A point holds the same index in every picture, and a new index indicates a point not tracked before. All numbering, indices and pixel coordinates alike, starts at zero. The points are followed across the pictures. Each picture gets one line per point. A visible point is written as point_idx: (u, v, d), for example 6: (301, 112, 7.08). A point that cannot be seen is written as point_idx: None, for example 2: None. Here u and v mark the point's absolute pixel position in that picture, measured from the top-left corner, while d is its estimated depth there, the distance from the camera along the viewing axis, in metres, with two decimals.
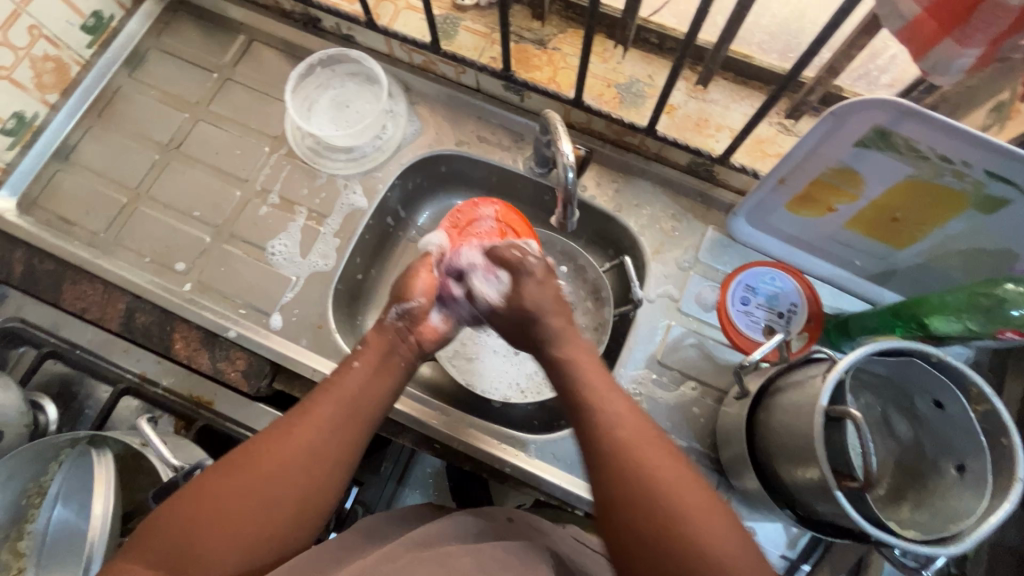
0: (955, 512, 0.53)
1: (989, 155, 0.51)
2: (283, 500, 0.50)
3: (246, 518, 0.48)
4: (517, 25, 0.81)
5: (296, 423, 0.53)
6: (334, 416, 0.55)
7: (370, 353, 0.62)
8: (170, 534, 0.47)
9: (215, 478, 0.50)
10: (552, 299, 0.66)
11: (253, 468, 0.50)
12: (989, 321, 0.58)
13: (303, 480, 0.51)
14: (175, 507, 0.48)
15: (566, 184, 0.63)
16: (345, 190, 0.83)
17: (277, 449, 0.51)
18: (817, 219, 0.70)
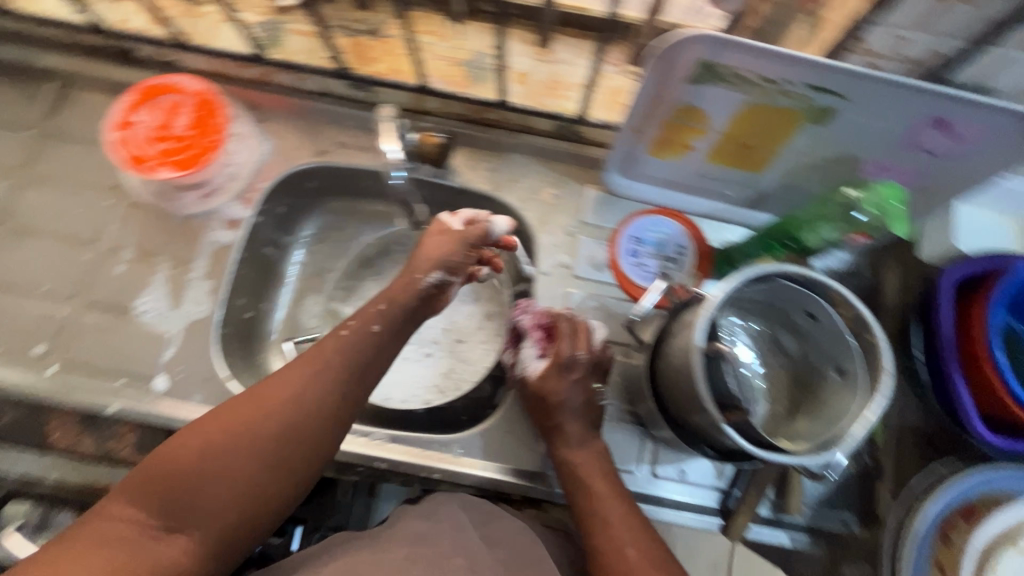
0: (840, 413, 0.55)
1: (806, 68, 0.53)
2: (260, 466, 0.51)
3: (245, 459, 0.50)
4: (346, 18, 0.76)
5: (300, 366, 0.56)
6: (340, 368, 0.56)
7: (389, 316, 0.63)
8: (147, 490, 0.48)
9: (209, 427, 0.51)
10: (580, 402, 0.67)
11: (254, 418, 0.52)
12: (843, 228, 0.60)
13: (309, 416, 0.53)
14: (163, 460, 0.49)
15: None
16: (206, 228, 0.77)
17: (288, 395, 0.53)
18: (680, 160, 0.70)
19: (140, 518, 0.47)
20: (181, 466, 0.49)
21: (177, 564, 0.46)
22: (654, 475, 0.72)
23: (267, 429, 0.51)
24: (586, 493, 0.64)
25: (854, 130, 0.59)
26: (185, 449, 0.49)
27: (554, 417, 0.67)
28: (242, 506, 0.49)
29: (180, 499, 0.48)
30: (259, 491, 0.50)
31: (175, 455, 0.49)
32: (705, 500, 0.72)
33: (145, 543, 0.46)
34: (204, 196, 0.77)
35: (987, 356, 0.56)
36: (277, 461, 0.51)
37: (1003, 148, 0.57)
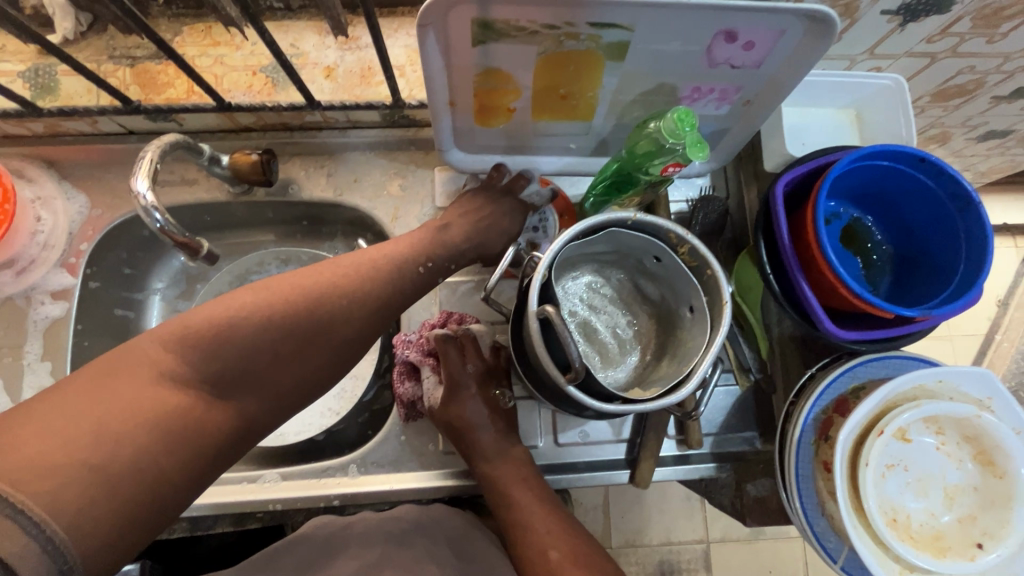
0: (695, 348, 0.55)
1: (578, 7, 0.50)
2: (338, 340, 0.52)
3: (346, 331, 0.52)
4: (124, 46, 0.69)
5: (347, 273, 0.54)
6: (385, 267, 0.56)
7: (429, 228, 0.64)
8: (223, 347, 0.47)
9: (276, 301, 0.49)
10: (484, 418, 0.65)
11: (331, 295, 0.52)
12: (653, 163, 0.58)
13: (376, 302, 0.54)
14: (221, 311, 0.48)
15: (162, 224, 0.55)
16: (31, 307, 0.70)
17: (370, 277, 0.55)
18: (510, 123, 0.67)
19: (167, 378, 0.44)
20: (235, 346, 0.47)
21: (202, 453, 0.45)
22: (558, 443, 0.72)
23: (351, 317, 0.52)
24: (508, 502, 0.62)
25: (654, 59, 0.57)
26: (227, 316, 0.47)
27: (464, 438, 0.65)
28: (219, 415, 0.46)
29: (230, 363, 0.47)
30: (246, 412, 0.48)
31: (221, 320, 0.47)
32: (613, 456, 0.72)
33: (189, 416, 0.44)
34: (18, 273, 0.70)
35: (822, 257, 0.56)
36: (317, 363, 0.51)
37: (800, 47, 0.55)
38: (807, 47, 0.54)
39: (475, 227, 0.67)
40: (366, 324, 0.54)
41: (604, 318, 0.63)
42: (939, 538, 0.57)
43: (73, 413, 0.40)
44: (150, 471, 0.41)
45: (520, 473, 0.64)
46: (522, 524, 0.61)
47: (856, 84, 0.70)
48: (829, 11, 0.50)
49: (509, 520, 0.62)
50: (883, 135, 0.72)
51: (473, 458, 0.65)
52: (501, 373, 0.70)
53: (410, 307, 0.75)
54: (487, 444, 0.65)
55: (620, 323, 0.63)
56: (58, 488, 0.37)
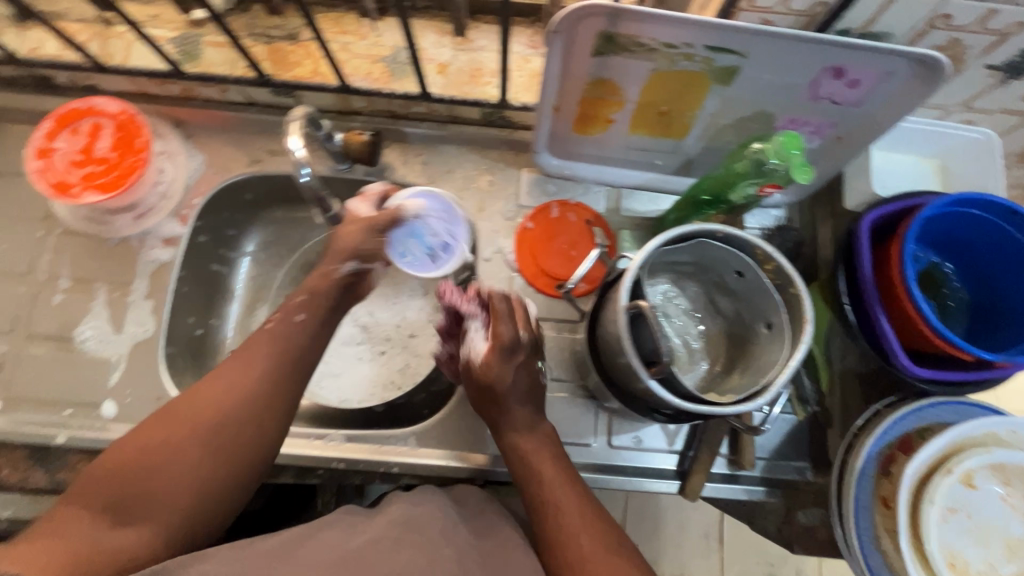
0: (769, 364, 0.56)
1: (701, 29, 0.54)
2: (206, 461, 0.52)
3: (258, 437, 0.55)
4: (263, 25, 0.76)
5: (229, 380, 0.56)
6: (269, 367, 0.58)
7: (305, 304, 0.64)
8: (110, 485, 0.50)
9: (152, 431, 0.52)
10: (524, 386, 0.63)
11: (193, 413, 0.54)
12: (753, 182, 0.61)
13: (248, 399, 0.56)
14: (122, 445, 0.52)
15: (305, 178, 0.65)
16: (143, 249, 0.76)
17: (231, 381, 0.56)
18: (605, 133, 0.71)
19: (98, 521, 0.48)
20: (167, 454, 0.51)
21: (144, 558, 0.48)
22: (611, 446, 0.73)
23: (230, 408, 0.55)
24: (536, 485, 0.59)
25: (759, 87, 0.61)
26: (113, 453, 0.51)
27: (500, 403, 0.62)
28: (211, 463, 0.52)
29: (129, 490, 0.50)
30: (250, 442, 0.55)
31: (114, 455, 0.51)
32: (662, 465, 0.73)
33: (97, 551, 0.46)
34: (137, 216, 0.76)
35: (904, 293, 0.58)
36: (260, 420, 0.56)
37: (902, 91, 0.58)
38: (910, 90, 0.57)
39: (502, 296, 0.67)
40: (265, 401, 0.56)
41: (676, 326, 0.66)
42: None
43: (42, 552, 0.44)
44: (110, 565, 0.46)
45: (547, 455, 0.61)
46: (547, 508, 0.58)
47: (946, 135, 0.72)
48: (940, 56, 0.53)
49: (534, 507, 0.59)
50: (967, 187, 0.73)
51: (501, 425, 0.63)
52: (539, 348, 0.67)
53: None
54: (518, 424, 0.63)
55: (691, 333, 0.66)
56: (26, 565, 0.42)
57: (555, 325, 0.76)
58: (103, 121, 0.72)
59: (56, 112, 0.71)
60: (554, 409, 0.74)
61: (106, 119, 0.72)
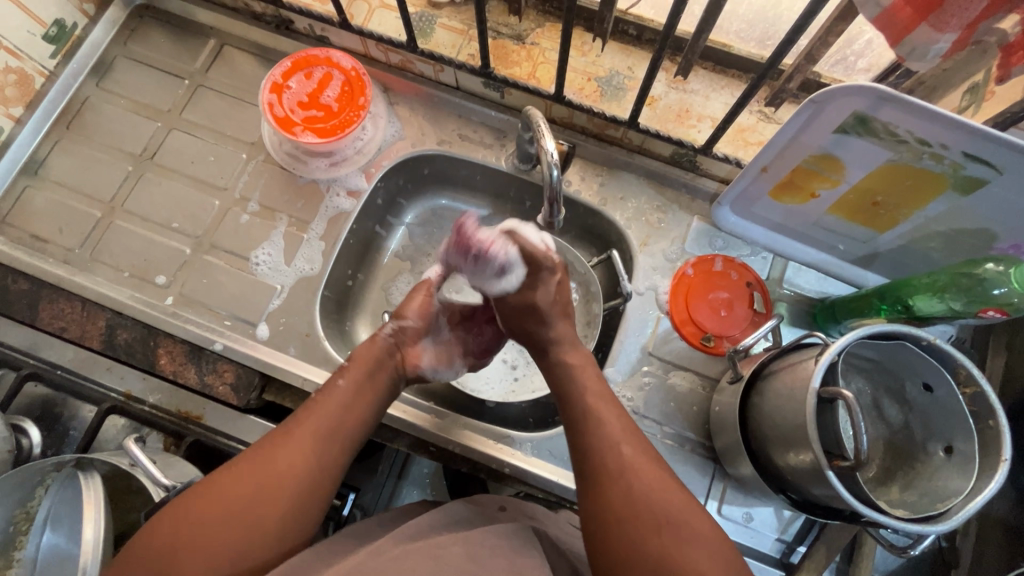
0: (944, 491, 0.54)
1: (966, 136, 0.52)
2: (227, 537, 0.50)
3: (231, 533, 0.50)
4: (494, 20, 0.80)
5: (278, 453, 0.56)
6: (314, 438, 0.58)
7: (353, 372, 0.65)
8: (152, 551, 0.49)
9: (207, 500, 0.52)
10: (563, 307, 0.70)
11: (251, 481, 0.54)
12: (971, 301, 0.58)
13: (302, 470, 0.56)
14: (169, 518, 0.51)
15: (551, 180, 0.63)
16: (328, 195, 0.81)
17: (291, 456, 0.56)
18: (801, 205, 0.70)
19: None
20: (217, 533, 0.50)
21: None
22: (720, 514, 0.71)
23: (292, 478, 0.55)
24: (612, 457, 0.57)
25: (999, 205, 0.58)
26: (181, 510, 0.51)
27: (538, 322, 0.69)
28: (251, 540, 0.51)
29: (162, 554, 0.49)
30: (281, 523, 0.53)
31: (180, 516, 0.51)
32: (767, 550, 0.71)
33: None
34: (331, 164, 0.81)
35: None
36: (304, 496, 0.55)
37: None
38: None
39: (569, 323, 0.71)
40: (314, 479, 0.56)
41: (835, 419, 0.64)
42: None
43: None
44: None
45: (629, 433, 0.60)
46: (617, 481, 0.55)
47: None
48: None
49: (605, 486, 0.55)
50: None
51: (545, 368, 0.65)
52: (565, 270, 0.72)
53: (626, 334, 0.77)
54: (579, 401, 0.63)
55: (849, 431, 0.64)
56: None
57: (692, 378, 0.76)
58: (333, 75, 0.78)
59: (297, 54, 0.78)
60: (670, 458, 0.73)
61: (336, 72, 0.78)
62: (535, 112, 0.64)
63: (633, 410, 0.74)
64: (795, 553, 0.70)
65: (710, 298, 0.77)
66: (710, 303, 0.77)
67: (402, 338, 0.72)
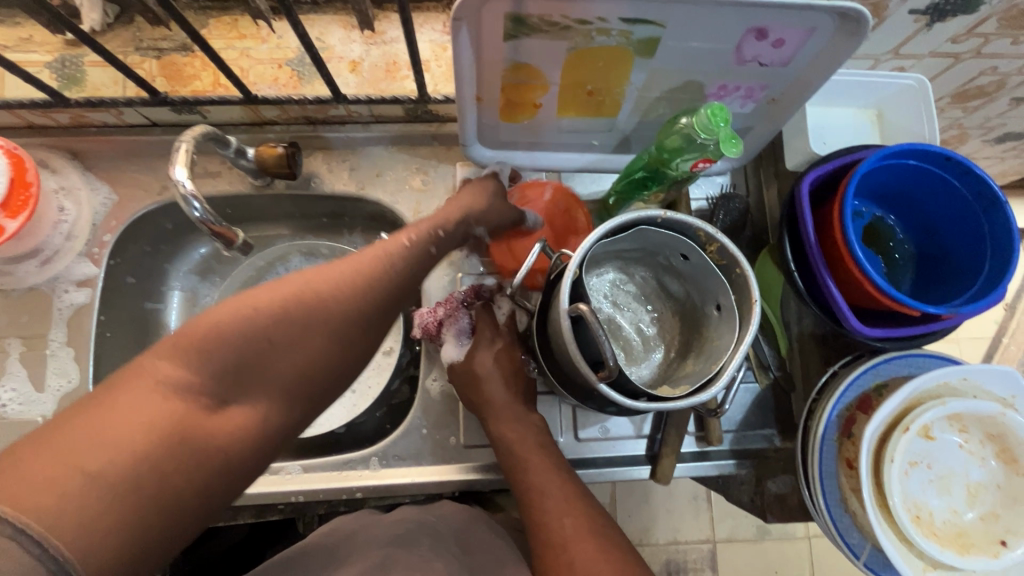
0: (720, 348, 0.55)
1: (610, 3, 0.50)
2: (294, 364, 0.44)
3: (309, 365, 0.45)
4: (150, 38, 0.70)
5: (351, 263, 0.49)
6: (373, 275, 0.49)
7: (353, 254, 0.50)
8: (239, 339, 0.42)
9: (280, 290, 0.45)
10: (506, 373, 0.66)
11: (268, 329, 0.43)
12: (687, 158, 0.59)
13: (337, 339, 0.46)
14: (235, 306, 0.43)
15: (204, 217, 0.58)
16: (55, 295, 0.70)
17: (376, 276, 0.49)
18: (535, 119, 0.68)
19: (175, 392, 0.40)
20: (252, 319, 0.43)
21: (226, 444, 0.41)
22: (578, 439, 0.72)
23: (353, 307, 0.47)
24: (556, 541, 0.56)
25: (683, 56, 0.57)
26: (221, 311, 0.43)
27: (482, 392, 0.65)
28: (294, 360, 0.44)
29: (232, 363, 0.42)
30: (322, 360, 0.46)
31: (213, 317, 0.42)
32: (633, 452, 0.72)
33: (190, 426, 0.39)
34: (43, 262, 0.70)
35: (849, 255, 0.57)
36: (355, 336, 0.48)
37: (828, 48, 0.56)
38: (837, 45, 0.55)
39: (516, 384, 0.66)
40: (384, 295, 0.49)
41: (627, 315, 0.64)
42: (962, 535, 0.58)
43: (79, 445, 0.35)
44: (178, 476, 0.38)
45: (576, 502, 0.58)
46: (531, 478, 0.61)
47: (881, 83, 0.70)
48: (863, 11, 0.49)
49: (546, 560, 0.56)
50: (904, 135, 0.72)
51: (490, 418, 0.65)
52: (523, 342, 0.70)
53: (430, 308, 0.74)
54: (541, 469, 0.61)
55: (644, 320, 0.65)
56: (95, 476, 0.35)
57: None
58: None
59: None
60: None
61: None
62: (190, 128, 0.59)
63: None
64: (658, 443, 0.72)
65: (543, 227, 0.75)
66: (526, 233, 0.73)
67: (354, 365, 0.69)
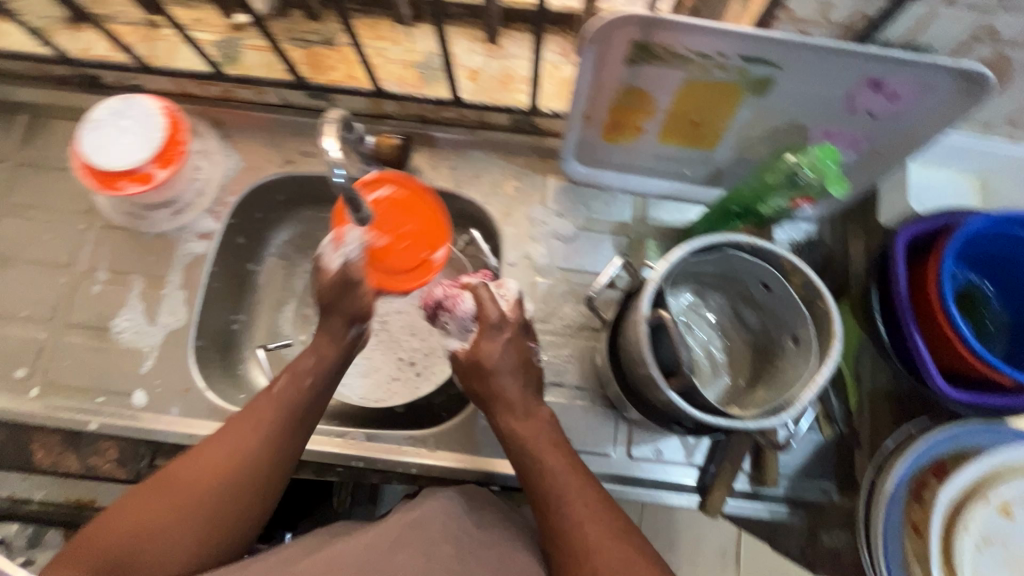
0: (793, 379, 0.55)
1: (735, 40, 0.54)
2: (189, 523, 0.52)
3: (194, 535, 0.52)
4: (301, 29, 0.79)
5: (233, 437, 0.57)
6: (264, 435, 0.57)
7: (243, 425, 0.58)
8: (121, 535, 0.50)
9: (151, 495, 0.53)
10: (514, 364, 0.63)
11: (198, 494, 0.54)
12: (787, 194, 0.60)
13: (209, 516, 0.53)
14: (119, 514, 0.52)
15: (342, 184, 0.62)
16: (180, 242, 0.79)
17: (241, 458, 0.56)
18: (635, 142, 0.71)
19: (87, 556, 0.49)
20: (121, 530, 0.51)
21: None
22: (630, 456, 0.72)
23: (245, 469, 0.55)
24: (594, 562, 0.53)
25: (795, 99, 0.60)
26: (91, 540, 0.50)
27: (489, 382, 0.63)
28: (174, 537, 0.52)
29: (111, 561, 0.49)
30: (212, 516, 0.53)
31: (90, 540, 0.50)
32: (682, 479, 0.72)
33: (130, 561, 0.49)
34: (174, 213, 0.78)
35: (944, 315, 0.57)
36: (240, 496, 0.55)
37: (943, 107, 0.57)
38: (952, 104, 0.56)
39: (524, 377, 0.64)
40: (259, 461, 0.56)
41: (697, 337, 0.65)
42: None
43: None
44: None
45: (598, 507, 0.56)
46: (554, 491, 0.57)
47: (994, 154, 0.72)
48: (988, 72, 0.52)
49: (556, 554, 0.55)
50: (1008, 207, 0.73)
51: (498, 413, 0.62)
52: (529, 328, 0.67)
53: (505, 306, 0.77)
54: (559, 471, 0.58)
55: (714, 343, 0.66)
56: None
57: (579, 333, 0.76)
58: (138, 114, 0.73)
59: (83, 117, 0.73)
60: (573, 417, 0.73)
61: (140, 111, 0.73)
62: (331, 111, 0.66)
63: None
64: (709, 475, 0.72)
65: (386, 249, 0.73)
66: (407, 213, 0.74)
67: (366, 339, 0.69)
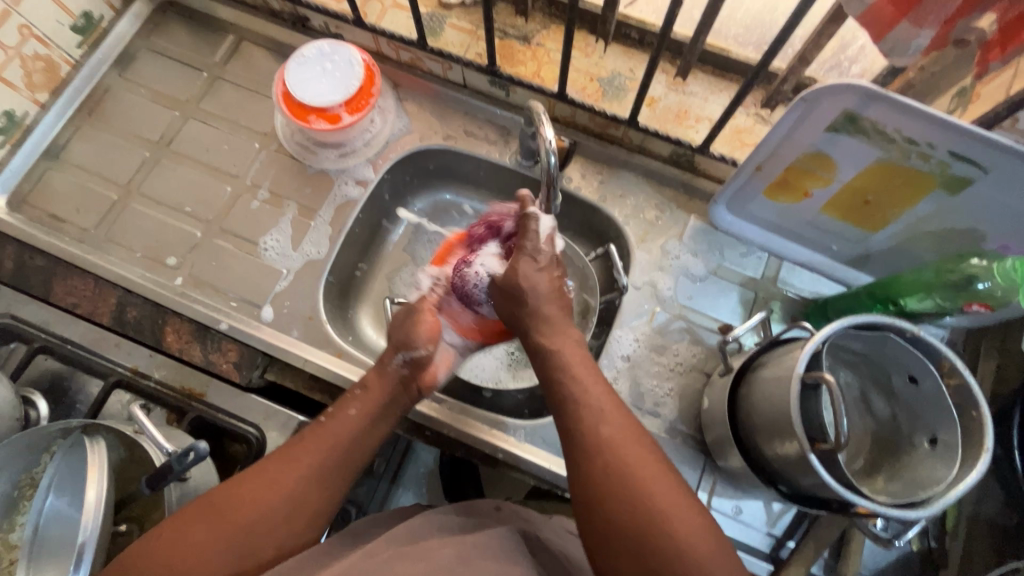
0: (928, 481, 0.54)
1: (952, 135, 0.54)
2: (243, 542, 0.52)
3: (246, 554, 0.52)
4: (502, 22, 0.85)
5: (286, 464, 0.57)
6: (318, 461, 0.58)
7: (276, 457, 0.57)
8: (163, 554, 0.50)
9: (199, 512, 0.53)
10: (548, 288, 0.65)
11: (244, 517, 0.53)
12: (956, 296, 0.60)
13: (266, 532, 0.54)
14: (168, 530, 0.51)
15: (549, 168, 0.67)
16: (337, 184, 0.84)
17: (295, 478, 0.56)
18: (795, 205, 0.72)
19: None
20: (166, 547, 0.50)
21: None
22: (709, 506, 0.71)
23: (299, 491, 0.56)
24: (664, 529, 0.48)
25: (985, 206, 0.60)
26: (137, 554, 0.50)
27: (522, 299, 0.66)
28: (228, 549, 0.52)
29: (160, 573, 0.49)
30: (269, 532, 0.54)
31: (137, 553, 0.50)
32: (755, 544, 0.71)
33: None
34: (340, 155, 0.84)
35: None
36: (299, 511, 0.56)
37: None
38: None
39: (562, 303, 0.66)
40: (314, 484, 0.57)
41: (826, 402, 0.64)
42: None
43: None
44: None
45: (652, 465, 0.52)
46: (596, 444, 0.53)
47: None
48: None
49: (608, 496, 0.50)
50: None
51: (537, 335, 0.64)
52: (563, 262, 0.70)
53: (621, 327, 0.78)
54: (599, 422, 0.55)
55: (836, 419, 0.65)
56: None
57: (687, 372, 0.76)
58: (342, 61, 0.79)
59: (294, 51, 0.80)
60: (663, 451, 0.73)
61: (342, 59, 0.79)
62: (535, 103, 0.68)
63: (626, 402, 0.75)
64: (784, 549, 0.70)
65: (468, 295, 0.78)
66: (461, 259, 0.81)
67: (417, 369, 0.69)
